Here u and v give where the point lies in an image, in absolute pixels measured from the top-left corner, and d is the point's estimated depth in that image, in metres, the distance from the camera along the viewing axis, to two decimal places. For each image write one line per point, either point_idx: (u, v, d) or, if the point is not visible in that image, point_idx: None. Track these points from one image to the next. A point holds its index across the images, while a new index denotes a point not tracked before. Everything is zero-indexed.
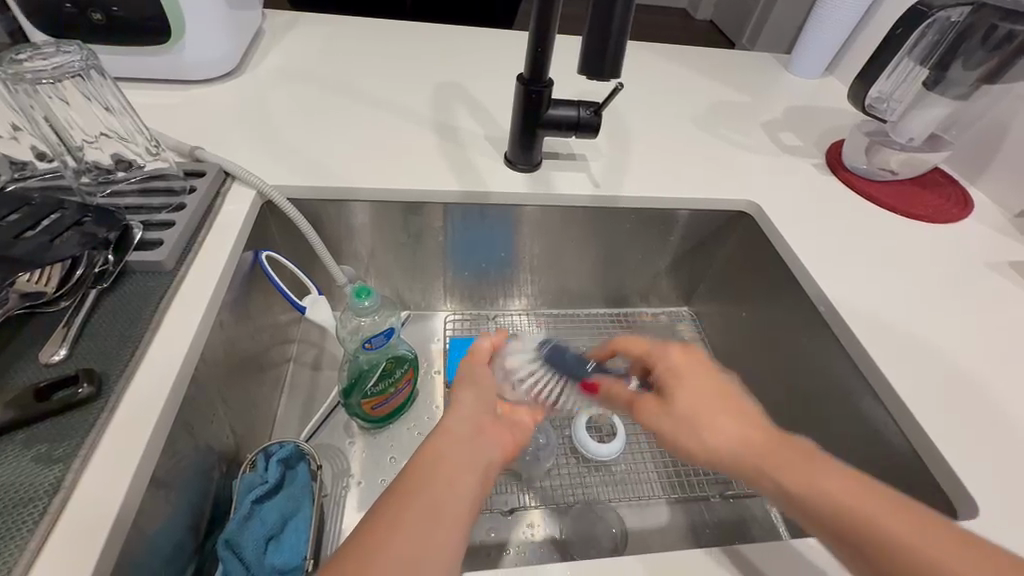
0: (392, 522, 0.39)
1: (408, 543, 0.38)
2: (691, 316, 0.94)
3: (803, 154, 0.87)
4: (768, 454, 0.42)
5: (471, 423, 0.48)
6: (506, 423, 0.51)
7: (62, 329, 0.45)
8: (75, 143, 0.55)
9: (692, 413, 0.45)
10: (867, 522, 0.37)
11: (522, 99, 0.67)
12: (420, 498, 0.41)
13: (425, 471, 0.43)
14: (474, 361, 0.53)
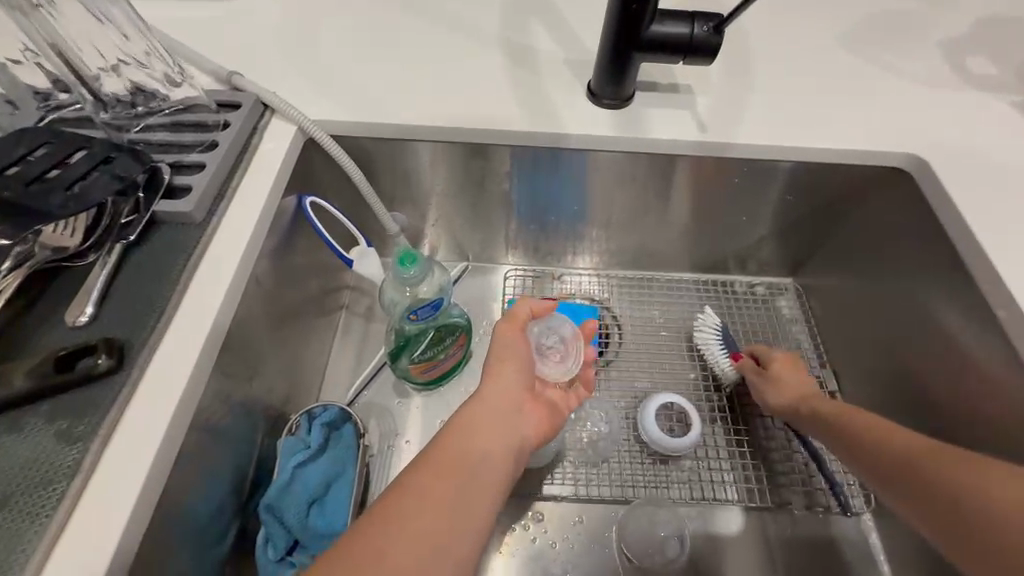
0: (433, 473, 0.40)
1: (449, 497, 0.39)
2: (795, 289, 0.77)
3: (999, 88, 0.63)
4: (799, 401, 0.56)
5: (514, 393, 0.48)
6: (545, 400, 0.52)
7: (87, 290, 0.41)
8: (90, 74, 0.49)
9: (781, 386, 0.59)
10: (919, 470, 0.42)
11: (618, 12, 0.52)
12: (462, 458, 0.42)
13: (468, 433, 0.43)
14: (514, 328, 0.51)
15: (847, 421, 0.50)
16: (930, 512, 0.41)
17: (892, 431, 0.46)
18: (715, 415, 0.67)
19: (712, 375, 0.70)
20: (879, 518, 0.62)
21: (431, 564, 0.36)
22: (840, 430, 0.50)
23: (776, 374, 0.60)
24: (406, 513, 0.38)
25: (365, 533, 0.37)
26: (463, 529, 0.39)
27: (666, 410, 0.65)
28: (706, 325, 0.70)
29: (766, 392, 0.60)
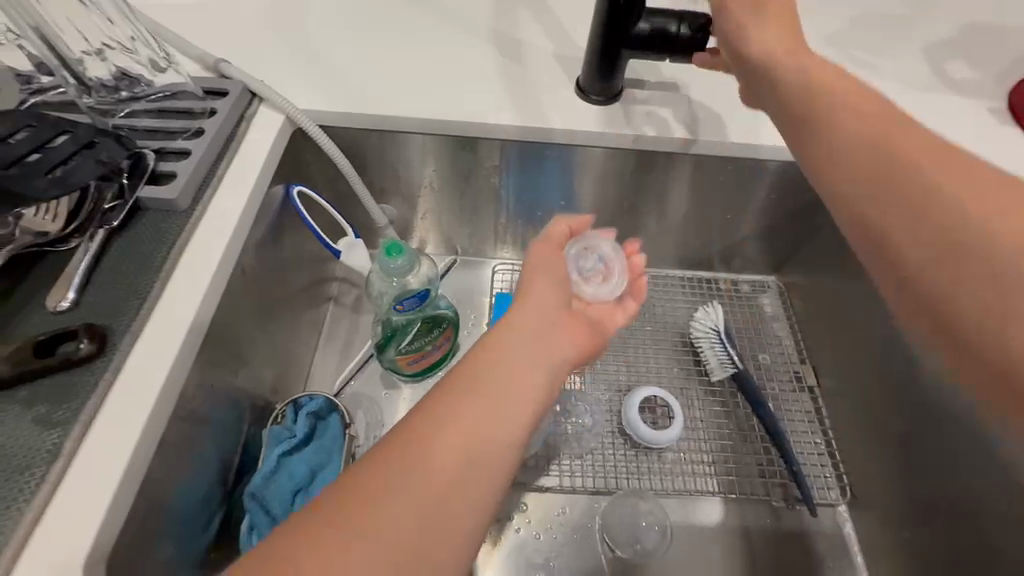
0: (453, 404, 0.35)
1: (471, 429, 0.35)
2: (778, 287, 0.78)
3: (976, 93, 0.65)
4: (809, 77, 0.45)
5: (545, 312, 0.42)
6: (585, 320, 0.45)
7: (69, 276, 0.41)
8: (73, 57, 0.48)
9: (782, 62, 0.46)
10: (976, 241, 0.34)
11: (606, 8, 0.52)
12: (486, 383, 0.37)
13: (493, 358, 0.38)
14: (549, 245, 0.47)
15: (894, 152, 0.39)
16: (947, 284, 0.35)
17: (952, 184, 0.36)
18: (698, 408, 0.69)
19: (695, 369, 0.71)
20: (854, 510, 0.64)
21: (453, 502, 0.33)
22: (883, 155, 0.39)
23: (796, 60, 0.46)
24: (423, 447, 0.33)
25: (378, 470, 0.32)
26: (488, 462, 0.34)
27: (650, 402, 0.67)
28: (704, 322, 0.72)
29: (777, 87, 0.46)
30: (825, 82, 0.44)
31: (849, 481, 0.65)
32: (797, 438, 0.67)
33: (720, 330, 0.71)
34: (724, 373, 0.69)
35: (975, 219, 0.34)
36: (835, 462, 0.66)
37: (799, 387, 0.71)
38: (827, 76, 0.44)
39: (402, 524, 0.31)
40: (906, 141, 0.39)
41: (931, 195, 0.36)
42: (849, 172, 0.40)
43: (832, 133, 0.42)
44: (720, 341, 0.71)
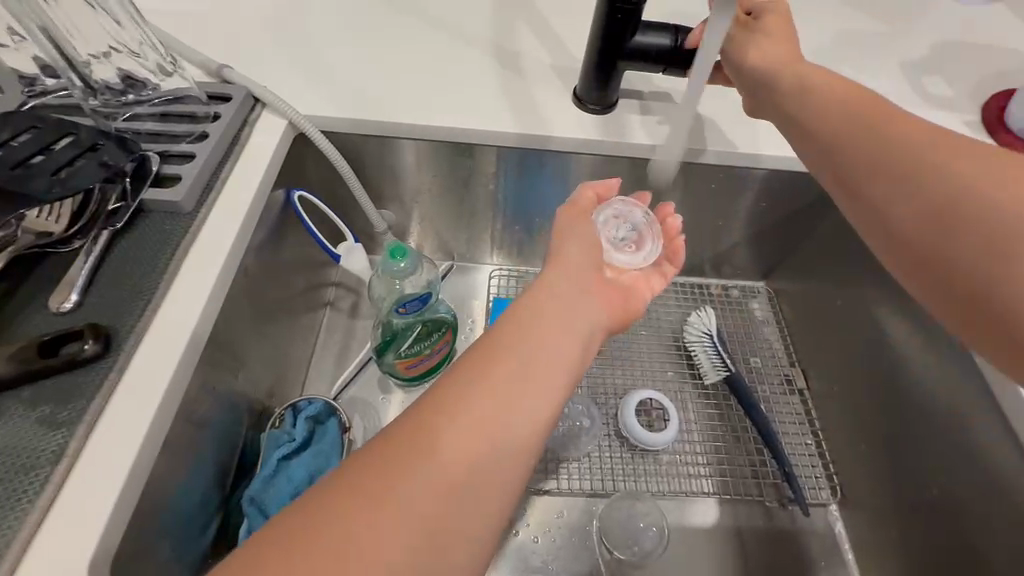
0: (478, 371, 0.35)
1: (498, 396, 0.34)
2: (768, 293, 0.80)
3: (951, 107, 0.68)
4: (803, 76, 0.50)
5: (571, 282, 0.43)
6: (614, 287, 0.46)
7: (73, 276, 0.41)
8: (80, 59, 0.49)
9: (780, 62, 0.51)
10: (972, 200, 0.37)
11: (604, 22, 0.54)
12: (513, 351, 0.36)
13: (520, 325, 0.38)
14: (578, 214, 0.48)
15: (884, 135, 0.43)
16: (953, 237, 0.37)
17: (938, 157, 0.40)
18: (692, 410, 0.70)
19: (688, 372, 0.73)
20: (845, 509, 0.65)
21: (481, 470, 0.32)
22: (871, 135, 0.43)
23: (790, 66, 0.51)
24: (448, 416, 0.32)
25: (401, 439, 0.32)
26: (514, 430, 0.33)
27: (645, 404, 0.68)
28: (697, 325, 0.74)
29: (777, 88, 0.51)
30: (822, 79, 0.48)
31: (839, 481, 0.67)
32: (790, 442, 0.69)
33: (712, 332, 0.73)
34: (717, 375, 0.71)
35: (962, 180, 0.38)
36: (825, 462, 0.68)
37: (790, 389, 0.73)
38: (818, 74, 0.49)
39: (426, 491, 0.30)
40: (894, 121, 0.43)
41: (922, 167, 0.40)
42: (845, 158, 0.44)
43: (829, 119, 0.47)
44: (712, 342, 0.73)
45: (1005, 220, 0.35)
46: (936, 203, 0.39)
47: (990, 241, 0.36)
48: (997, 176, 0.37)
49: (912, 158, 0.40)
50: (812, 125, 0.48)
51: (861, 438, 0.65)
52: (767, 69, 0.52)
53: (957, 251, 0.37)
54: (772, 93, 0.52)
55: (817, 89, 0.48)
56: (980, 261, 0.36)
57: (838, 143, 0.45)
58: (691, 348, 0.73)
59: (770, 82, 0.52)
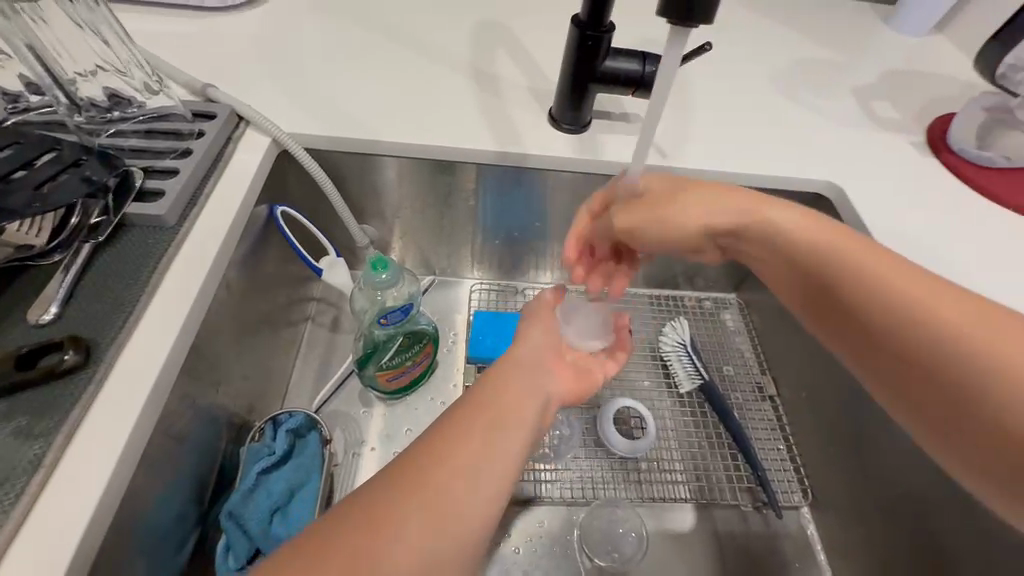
0: (456, 436, 0.37)
1: (475, 459, 0.37)
2: (739, 304, 0.83)
3: (899, 128, 0.73)
4: (681, 209, 0.48)
5: (532, 351, 0.47)
6: (571, 365, 0.52)
7: (54, 287, 0.41)
8: (66, 77, 0.50)
9: (658, 204, 0.49)
10: (924, 320, 0.39)
11: (576, 48, 0.58)
12: (490, 407, 0.40)
13: (493, 390, 0.42)
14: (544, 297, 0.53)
15: (814, 244, 0.44)
16: (915, 354, 0.39)
17: (905, 291, 0.40)
18: (670, 419, 0.72)
19: (665, 381, 0.75)
20: (815, 511, 0.68)
21: (466, 506, 0.35)
22: (808, 246, 0.45)
23: (665, 208, 0.48)
24: (440, 462, 0.36)
25: (384, 503, 0.34)
26: (488, 493, 0.37)
27: (623, 414, 0.70)
28: (674, 338, 0.76)
29: (689, 242, 0.49)
30: (738, 212, 0.47)
31: (811, 483, 0.69)
32: (764, 448, 0.71)
33: (688, 343, 0.76)
34: (691, 384, 0.73)
35: (937, 321, 0.39)
36: (796, 466, 0.71)
37: (761, 396, 0.76)
38: (700, 207, 0.48)
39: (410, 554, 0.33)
40: (809, 228, 0.45)
41: (858, 273, 0.42)
42: (797, 258, 0.45)
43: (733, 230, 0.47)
44: (688, 354, 0.75)
45: (987, 352, 0.37)
46: (926, 342, 0.39)
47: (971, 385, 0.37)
48: (930, 296, 0.40)
49: (875, 290, 0.41)
50: (771, 273, 0.48)
51: (828, 440, 0.67)
52: (663, 214, 0.48)
53: (962, 380, 0.37)
54: (669, 246, 0.50)
55: (750, 226, 0.47)
56: (942, 375, 0.38)
57: (797, 262, 0.46)
58: (666, 360, 0.75)
59: (663, 236, 0.49)
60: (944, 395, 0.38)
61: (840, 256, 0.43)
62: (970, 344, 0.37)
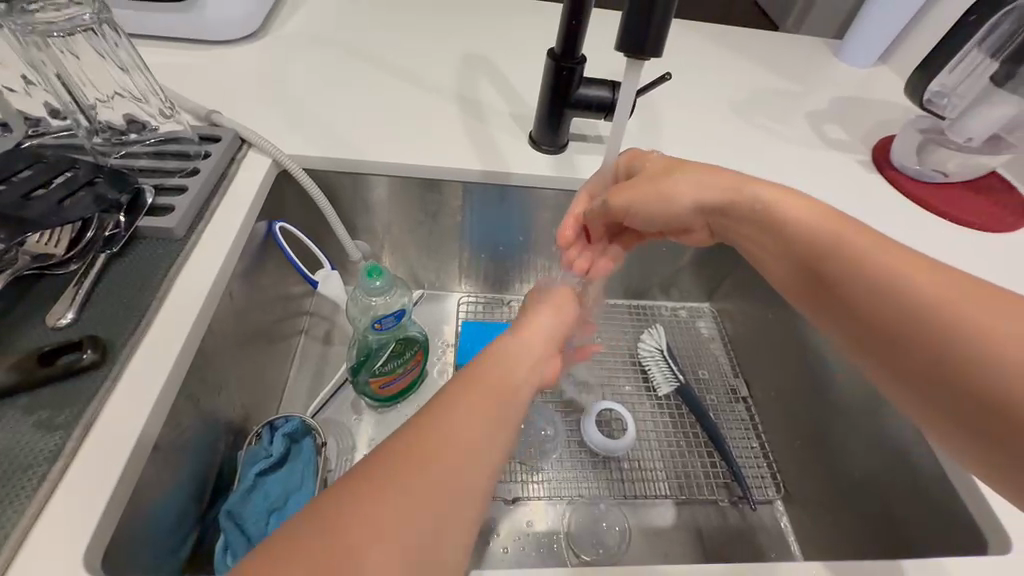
0: (429, 435, 0.36)
1: (449, 463, 0.35)
2: (712, 312, 0.88)
3: (848, 149, 0.80)
4: (675, 174, 0.51)
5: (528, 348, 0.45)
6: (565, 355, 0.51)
7: (71, 293, 0.44)
8: (87, 102, 0.55)
9: (661, 170, 0.52)
10: (897, 286, 0.39)
11: (551, 77, 0.64)
12: (474, 393, 0.40)
13: (468, 391, 0.40)
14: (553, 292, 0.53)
15: (784, 225, 0.46)
16: (894, 321, 0.39)
17: (888, 263, 0.40)
18: (650, 418, 0.76)
19: (644, 386, 0.79)
20: (788, 504, 0.71)
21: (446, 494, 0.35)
22: (781, 226, 0.46)
23: (669, 172, 0.51)
24: (424, 452, 0.35)
25: (355, 506, 0.33)
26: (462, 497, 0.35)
27: (605, 415, 0.73)
28: (652, 345, 0.81)
29: (681, 217, 0.52)
30: (725, 191, 0.49)
31: (782, 478, 0.73)
32: (739, 446, 0.75)
33: (664, 348, 0.80)
34: (669, 386, 0.77)
35: (918, 290, 0.38)
36: (769, 462, 0.74)
37: (735, 398, 0.80)
38: (694, 173, 0.50)
39: (377, 557, 0.31)
40: (782, 204, 0.46)
41: (829, 243, 0.43)
42: (772, 235, 0.47)
43: (713, 202, 0.50)
44: (666, 359, 0.80)
45: (959, 312, 0.36)
46: (910, 311, 0.38)
47: (958, 348, 0.36)
48: (904, 263, 0.40)
49: (854, 263, 0.41)
50: (756, 249, 0.49)
51: (796, 435, 0.72)
52: (661, 188, 0.51)
53: (947, 344, 0.36)
54: (664, 220, 0.52)
55: (737, 205, 0.48)
56: (921, 340, 0.37)
57: (779, 236, 0.46)
58: (644, 364, 0.80)
59: (661, 210, 0.51)
60: (930, 363, 0.37)
61: (811, 232, 0.44)
62: (945, 307, 0.37)
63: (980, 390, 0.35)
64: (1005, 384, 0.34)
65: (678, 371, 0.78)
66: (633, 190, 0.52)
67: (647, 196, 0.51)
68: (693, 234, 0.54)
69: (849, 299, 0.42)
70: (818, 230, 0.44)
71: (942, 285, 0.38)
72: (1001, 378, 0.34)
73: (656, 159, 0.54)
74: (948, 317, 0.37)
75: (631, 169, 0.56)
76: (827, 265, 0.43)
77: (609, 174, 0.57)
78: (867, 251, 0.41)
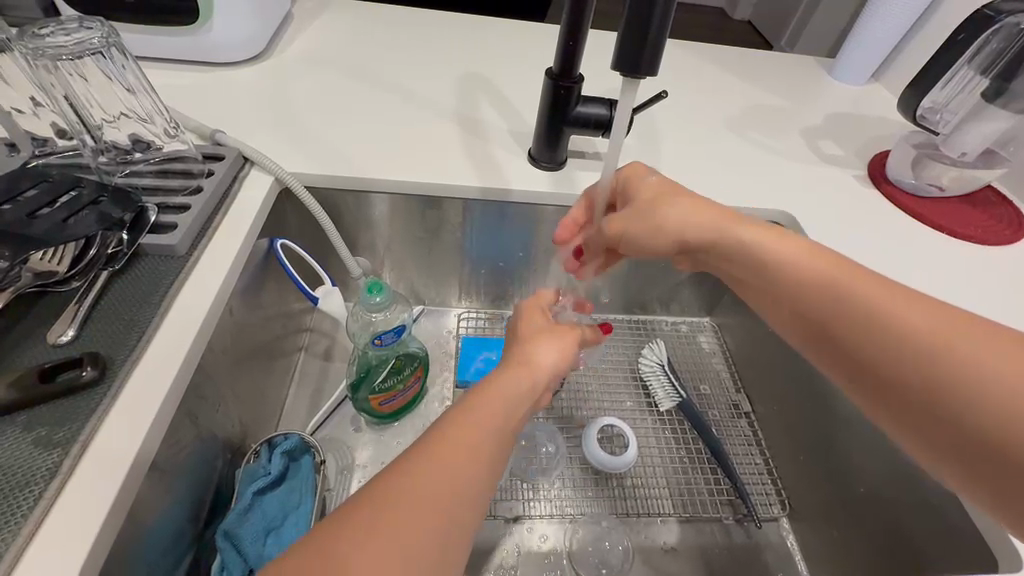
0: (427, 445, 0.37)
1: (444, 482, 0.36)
2: (713, 327, 0.88)
3: (843, 163, 0.81)
4: (662, 202, 0.51)
5: (525, 368, 0.44)
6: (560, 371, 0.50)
7: (72, 310, 0.45)
8: (94, 122, 0.57)
9: (653, 198, 0.51)
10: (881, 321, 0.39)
11: (549, 95, 0.65)
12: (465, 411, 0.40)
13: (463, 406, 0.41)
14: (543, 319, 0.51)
15: (770, 256, 0.46)
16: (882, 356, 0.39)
17: (877, 297, 0.40)
18: (654, 436, 0.75)
19: (645, 402, 0.78)
20: (793, 522, 0.70)
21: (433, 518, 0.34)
22: (772, 261, 0.45)
23: (656, 204, 0.51)
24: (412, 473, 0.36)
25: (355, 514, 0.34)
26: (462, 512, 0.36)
27: (607, 432, 0.73)
28: (653, 361, 0.80)
29: (667, 248, 0.51)
30: (714, 225, 0.49)
31: (787, 494, 0.72)
32: (741, 461, 0.74)
33: (666, 364, 0.80)
34: (670, 402, 0.77)
35: (908, 326, 0.38)
36: (772, 479, 0.74)
37: (737, 414, 0.79)
38: (685, 204, 0.50)
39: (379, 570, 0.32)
40: (770, 235, 0.46)
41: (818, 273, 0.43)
42: (764, 268, 0.46)
43: (703, 233, 0.49)
44: (667, 375, 0.79)
45: (945, 352, 0.36)
46: (904, 344, 0.38)
47: (950, 387, 0.35)
48: (891, 293, 0.39)
49: (835, 296, 0.41)
50: (744, 282, 0.49)
51: (800, 449, 0.71)
52: (651, 215, 0.51)
53: (935, 379, 0.36)
54: (651, 252, 0.52)
55: (722, 240, 0.48)
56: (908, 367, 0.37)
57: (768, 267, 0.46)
58: (643, 380, 0.79)
59: (649, 240, 0.51)
60: (918, 396, 0.37)
61: (796, 262, 0.44)
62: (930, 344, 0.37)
63: (969, 428, 0.34)
64: (998, 420, 0.33)
65: (678, 389, 0.78)
66: (625, 220, 0.52)
67: (634, 231, 0.52)
68: (682, 262, 0.54)
69: (839, 335, 0.41)
70: (799, 269, 0.44)
71: (920, 317, 0.38)
72: (988, 413, 0.34)
73: (650, 181, 0.53)
74: (936, 354, 0.36)
75: (626, 188, 0.54)
76: (817, 304, 0.42)
77: (605, 189, 0.56)
78: (851, 285, 0.41)
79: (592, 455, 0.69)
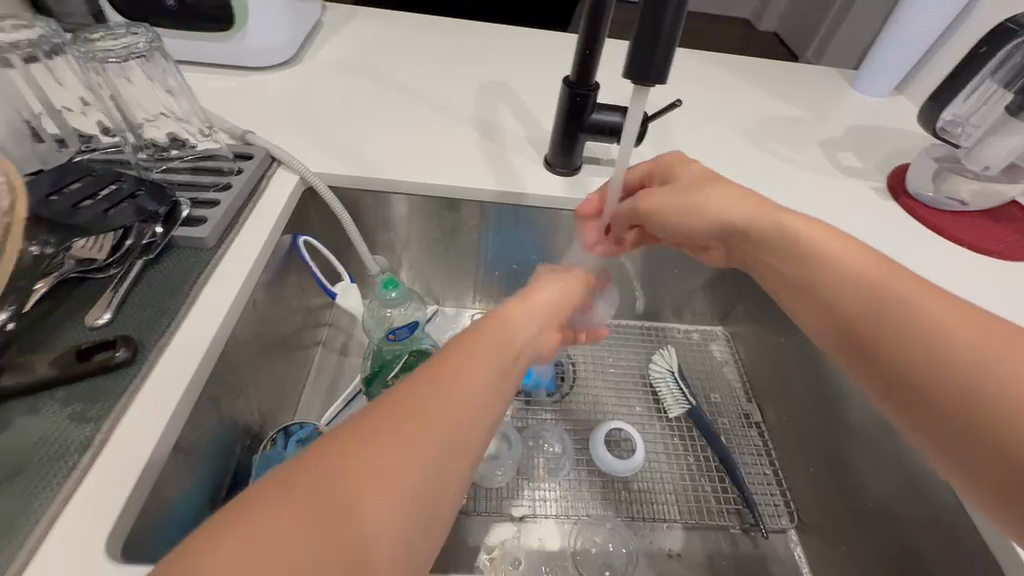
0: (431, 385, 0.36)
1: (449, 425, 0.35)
2: (725, 336, 0.88)
3: (861, 175, 0.81)
4: (699, 189, 0.52)
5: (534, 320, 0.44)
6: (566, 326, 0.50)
7: (108, 296, 0.48)
8: (135, 122, 0.60)
9: (695, 183, 0.53)
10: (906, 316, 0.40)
11: (566, 102, 0.66)
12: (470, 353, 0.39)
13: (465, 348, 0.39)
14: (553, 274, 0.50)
15: (802, 247, 0.46)
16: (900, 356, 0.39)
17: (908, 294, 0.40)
18: (661, 442, 0.75)
19: (654, 408, 0.78)
20: (802, 535, 0.70)
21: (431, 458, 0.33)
22: (804, 255, 0.46)
23: (695, 189, 0.52)
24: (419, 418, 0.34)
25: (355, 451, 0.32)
26: (463, 448, 0.35)
27: (616, 435, 0.73)
28: (664, 366, 0.80)
29: (703, 231, 0.52)
30: (753, 213, 0.49)
31: (796, 507, 0.71)
32: (749, 470, 0.74)
33: (676, 370, 0.80)
34: (679, 409, 0.77)
35: (927, 321, 0.38)
36: (782, 490, 0.73)
37: (747, 424, 0.79)
38: (724, 192, 0.51)
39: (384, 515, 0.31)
40: (800, 229, 0.46)
41: (844, 271, 0.43)
42: (795, 260, 0.46)
43: (740, 220, 0.50)
44: (676, 380, 0.79)
45: (969, 350, 0.37)
46: (924, 343, 0.38)
47: (967, 383, 0.36)
48: (917, 292, 0.40)
49: (862, 292, 0.42)
50: (770, 274, 0.49)
51: (811, 461, 0.71)
52: (690, 200, 0.52)
53: (954, 378, 0.37)
54: (684, 233, 0.54)
55: (760, 229, 0.49)
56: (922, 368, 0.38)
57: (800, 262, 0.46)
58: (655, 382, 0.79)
59: (688, 221, 0.53)
60: (939, 395, 0.37)
61: (825, 256, 0.45)
62: (953, 341, 0.37)
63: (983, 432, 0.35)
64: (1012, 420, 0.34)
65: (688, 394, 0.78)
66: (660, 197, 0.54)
67: (672, 211, 0.53)
68: (709, 253, 0.55)
69: (857, 325, 0.42)
70: (832, 257, 0.44)
71: (943, 313, 0.39)
72: (1003, 411, 0.35)
73: (691, 170, 0.55)
74: (953, 352, 0.37)
75: (664, 173, 0.57)
76: (847, 296, 0.43)
77: (641, 174, 0.59)
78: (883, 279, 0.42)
79: (603, 458, 0.69)
